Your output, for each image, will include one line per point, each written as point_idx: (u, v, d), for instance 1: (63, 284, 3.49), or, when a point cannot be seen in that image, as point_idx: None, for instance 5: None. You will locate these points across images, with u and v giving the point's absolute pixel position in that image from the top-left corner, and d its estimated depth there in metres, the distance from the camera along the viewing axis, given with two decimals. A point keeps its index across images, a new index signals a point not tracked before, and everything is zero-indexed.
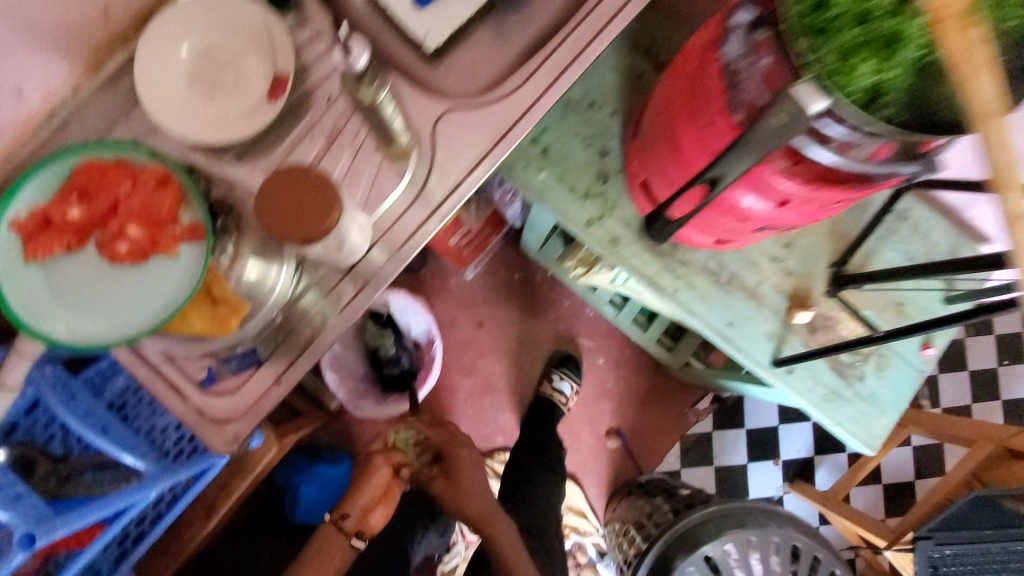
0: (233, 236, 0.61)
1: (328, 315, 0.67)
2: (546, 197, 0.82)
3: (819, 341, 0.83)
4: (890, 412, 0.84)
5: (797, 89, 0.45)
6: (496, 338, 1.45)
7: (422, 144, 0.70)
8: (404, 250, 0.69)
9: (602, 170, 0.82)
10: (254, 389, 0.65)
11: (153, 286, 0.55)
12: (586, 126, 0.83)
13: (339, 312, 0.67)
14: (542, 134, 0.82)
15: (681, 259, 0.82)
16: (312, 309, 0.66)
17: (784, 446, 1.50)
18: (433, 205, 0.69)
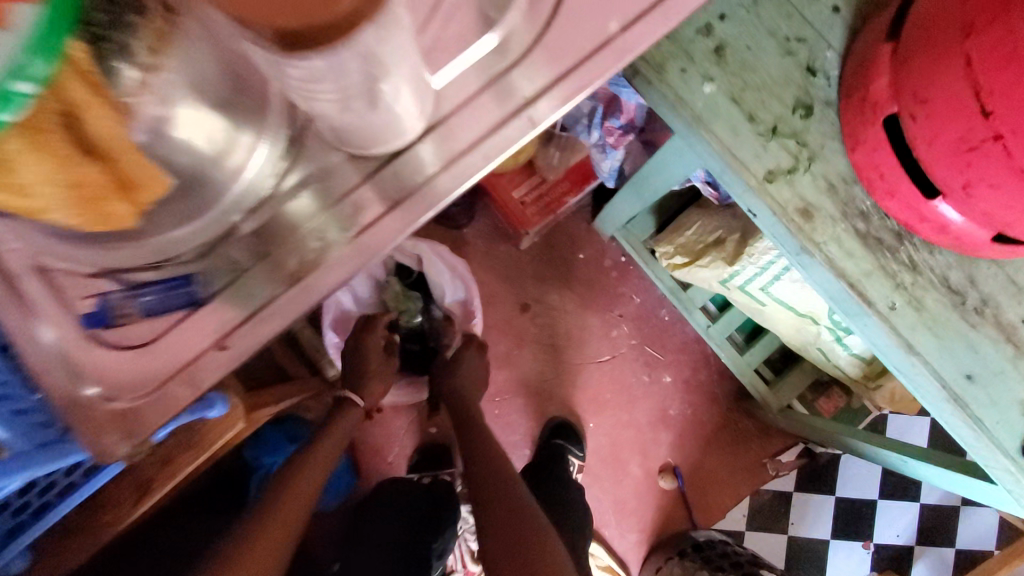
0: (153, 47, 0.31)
1: (331, 239, 0.39)
2: (705, 125, 0.51)
3: None
4: None
5: None
6: (543, 327, 1.15)
7: None
8: (472, 154, 0.40)
9: (806, 95, 0.51)
10: (177, 347, 0.38)
11: None
12: (790, 22, 0.51)
13: (350, 238, 0.39)
14: (715, 23, 0.51)
15: (905, 261, 0.50)
16: (303, 224, 0.40)
17: (880, 528, 1.16)
18: (535, 86, 0.40)
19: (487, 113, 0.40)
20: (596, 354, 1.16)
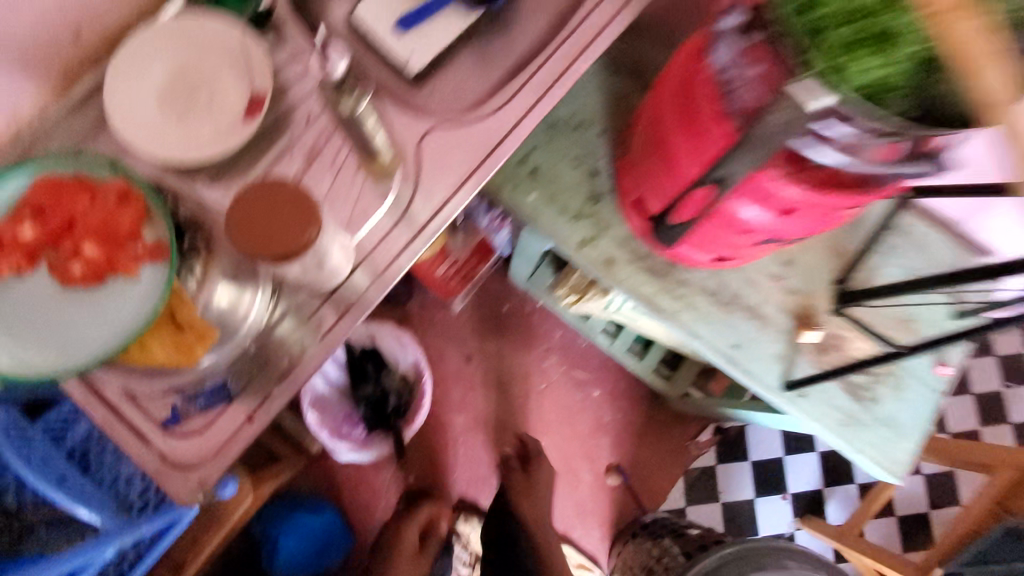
0: (202, 257, 0.59)
1: (307, 345, 0.62)
2: (536, 220, 0.79)
3: (829, 362, 0.77)
4: (913, 437, 0.76)
5: (795, 87, 0.45)
6: (487, 372, 1.39)
7: (406, 163, 0.67)
8: (388, 273, 0.65)
9: (595, 189, 0.79)
10: (223, 428, 0.60)
11: (108, 310, 0.53)
12: (574, 146, 0.80)
13: (319, 341, 0.62)
14: (530, 154, 0.80)
15: (679, 279, 0.78)
16: (289, 338, 0.62)
17: (792, 478, 1.42)
18: (417, 226, 0.66)
19: (396, 243, 0.65)
20: (535, 385, 1.40)
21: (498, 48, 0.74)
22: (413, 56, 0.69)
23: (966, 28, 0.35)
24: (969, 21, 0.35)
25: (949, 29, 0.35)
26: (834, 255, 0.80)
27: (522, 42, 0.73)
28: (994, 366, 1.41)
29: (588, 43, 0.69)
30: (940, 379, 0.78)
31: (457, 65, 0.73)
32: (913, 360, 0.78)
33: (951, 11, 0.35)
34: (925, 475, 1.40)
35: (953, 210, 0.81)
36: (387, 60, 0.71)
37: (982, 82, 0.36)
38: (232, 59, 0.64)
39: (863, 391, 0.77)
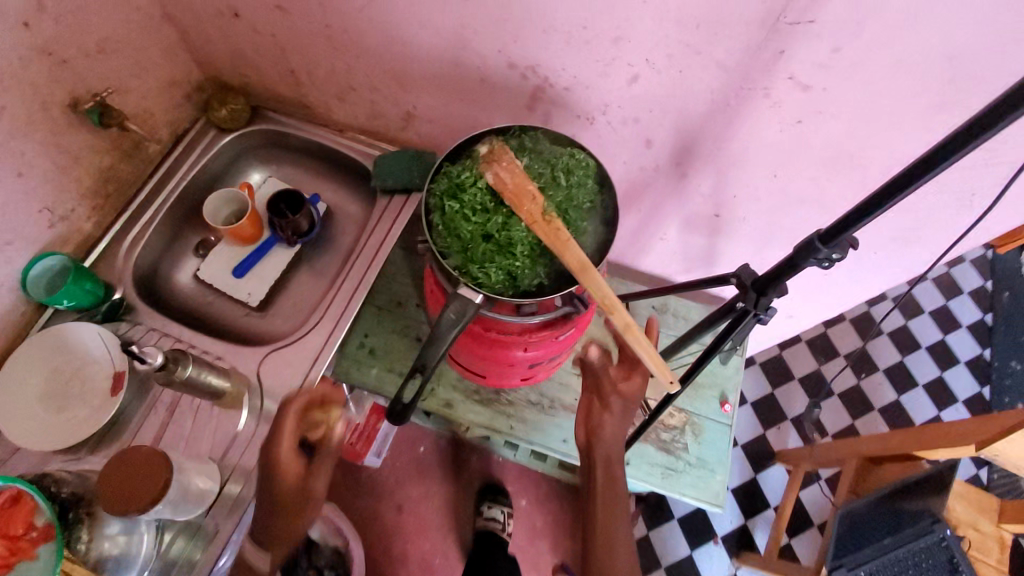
0: (87, 521, 0.72)
1: (197, 554, 0.75)
2: (382, 389, 0.96)
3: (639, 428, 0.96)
4: (723, 468, 0.94)
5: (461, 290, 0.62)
6: (419, 516, 1.47)
7: (250, 387, 0.85)
8: (256, 471, 0.80)
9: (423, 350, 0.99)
10: None
11: None
12: (399, 322, 1.01)
13: (207, 547, 0.76)
14: (365, 338, 0.99)
15: (507, 401, 0.97)
16: (181, 556, 0.75)
17: (717, 523, 1.54)
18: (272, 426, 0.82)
19: (259, 444, 0.81)
20: (470, 509, 1.48)
21: (317, 266, 1.03)
22: (252, 293, 0.98)
23: (550, 228, 0.61)
24: (551, 223, 0.61)
25: (541, 231, 0.61)
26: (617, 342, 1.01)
27: (334, 261, 1.04)
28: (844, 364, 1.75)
29: (374, 255, 0.95)
30: (727, 414, 0.98)
31: (288, 290, 1.01)
32: (702, 405, 0.98)
33: (539, 221, 0.61)
34: (821, 479, 1.58)
35: (697, 282, 1.08)
36: (234, 301, 0.99)
37: (570, 252, 0.60)
38: (91, 352, 0.82)
39: (672, 445, 0.95)
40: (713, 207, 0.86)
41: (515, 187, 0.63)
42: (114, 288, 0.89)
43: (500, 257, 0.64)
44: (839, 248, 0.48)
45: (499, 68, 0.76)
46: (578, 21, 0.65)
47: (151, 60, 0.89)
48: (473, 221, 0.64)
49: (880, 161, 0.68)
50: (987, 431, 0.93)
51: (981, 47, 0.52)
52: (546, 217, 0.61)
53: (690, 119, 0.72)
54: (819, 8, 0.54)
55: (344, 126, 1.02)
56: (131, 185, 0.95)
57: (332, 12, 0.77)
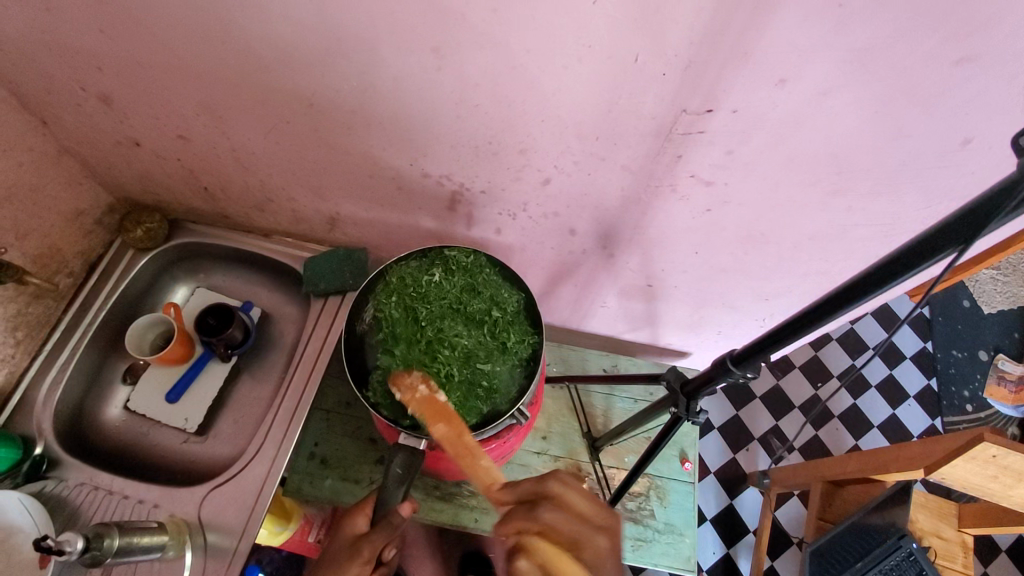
0: None
1: None
2: (340, 500, 0.87)
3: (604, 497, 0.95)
4: (690, 531, 0.95)
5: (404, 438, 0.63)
6: None
7: (193, 534, 0.82)
8: None
9: (381, 451, 0.90)
10: None
11: None
12: (350, 424, 0.92)
13: None
14: (315, 448, 0.90)
15: (471, 492, 0.94)
16: None
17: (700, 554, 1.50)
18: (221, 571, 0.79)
19: None
20: None
21: (255, 377, 0.99)
22: (189, 419, 0.94)
23: (467, 447, 0.60)
24: (466, 434, 0.60)
25: (462, 447, 0.60)
26: (572, 412, 1.00)
27: (274, 372, 0.99)
28: (799, 375, 1.72)
29: (313, 367, 0.93)
30: (688, 473, 0.98)
31: (228, 409, 0.97)
32: (664, 468, 0.98)
33: (454, 427, 0.60)
34: (793, 496, 1.58)
35: (642, 338, 1.08)
36: (171, 429, 0.94)
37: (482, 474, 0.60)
38: (14, 519, 0.77)
39: (639, 513, 0.95)
40: (645, 278, 0.87)
41: (430, 408, 0.61)
42: (34, 443, 0.85)
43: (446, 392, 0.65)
44: (751, 368, 0.48)
45: (414, 179, 0.75)
46: (481, 138, 0.64)
47: (52, 197, 0.85)
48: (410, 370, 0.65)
49: (788, 236, 0.71)
50: (933, 457, 0.96)
51: (863, 149, 0.55)
52: (459, 439, 0.60)
53: (606, 211, 0.72)
54: (706, 122, 0.55)
55: (268, 231, 0.99)
56: (45, 324, 0.91)
57: (236, 139, 0.76)
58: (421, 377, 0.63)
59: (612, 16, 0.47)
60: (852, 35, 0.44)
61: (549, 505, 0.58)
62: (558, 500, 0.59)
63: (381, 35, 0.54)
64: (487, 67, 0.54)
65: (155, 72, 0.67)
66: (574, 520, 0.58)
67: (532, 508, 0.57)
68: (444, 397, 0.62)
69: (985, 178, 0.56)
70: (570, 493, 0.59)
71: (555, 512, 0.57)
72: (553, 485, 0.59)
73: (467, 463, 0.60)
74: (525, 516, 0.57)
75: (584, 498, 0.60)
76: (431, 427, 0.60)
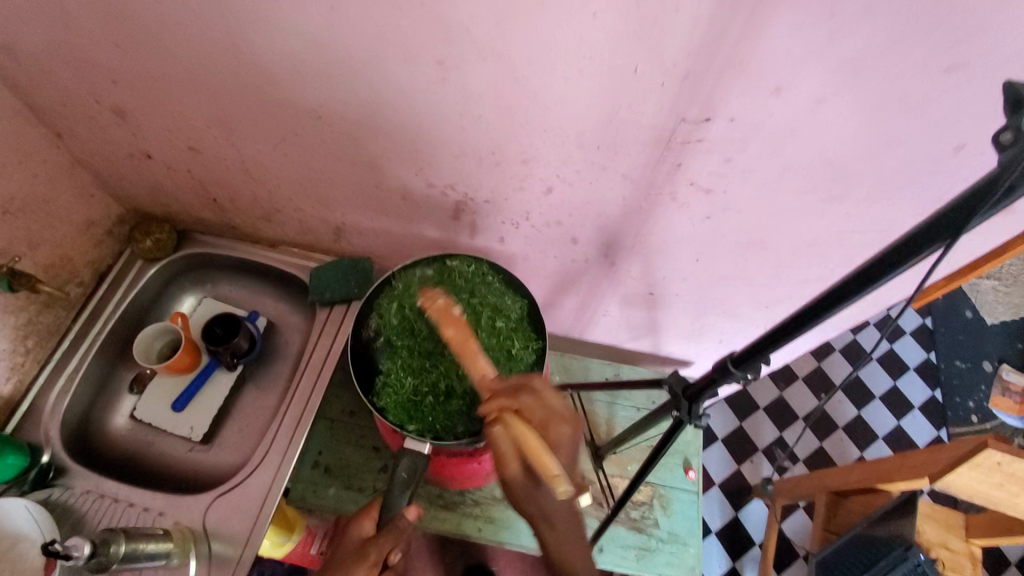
0: None
1: None
2: (343, 508, 0.87)
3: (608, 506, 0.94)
4: (695, 540, 0.94)
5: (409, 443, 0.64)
6: None
7: (197, 542, 0.82)
8: None
9: (384, 459, 0.90)
10: None
11: None
12: (354, 433, 0.92)
13: None
14: (319, 455, 0.91)
15: (474, 501, 0.94)
16: None
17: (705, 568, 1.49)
18: None
19: None
20: None
21: (259, 386, 1.00)
22: (194, 427, 0.95)
23: (467, 345, 0.62)
24: (472, 343, 0.63)
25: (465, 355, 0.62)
26: (575, 421, 1.00)
27: (278, 382, 1.00)
28: (802, 386, 1.72)
29: (318, 376, 0.94)
30: (692, 482, 0.98)
31: (232, 418, 0.97)
32: (667, 477, 0.98)
33: (461, 330, 0.63)
34: (799, 508, 1.57)
35: (645, 347, 1.09)
36: (176, 438, 0.95)
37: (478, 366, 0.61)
38: (19, 526, 0.77)
39: (643, 522, 0.95)
40: (646, 286, 0.88)
41: (440, 310, 0.65)
42: (41, 450, 0.86)
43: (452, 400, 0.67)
44: (750, 369, 0.49)
45: (419, 189, 0.76)
46: (485, 148, 0.66)
47: (64, 208, 0.87)
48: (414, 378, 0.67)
49: (787, 243, 0.72)
50: (937, 466, 0.96)
51: (858, 156, 0.56)
52: (462, 341, 0.63)
53: (608, 220, 0.74)
54: (703, 131, 0.57)
55: (274, 241, 1.00)
56: (54, 333, 0.92)
57: (245, 150, 0.78)
58: (442, 295, 0.66)
59: (612, 27, 0.48)
60: (843, 45, 0.46)
61: (530, 393, 0.59)
62: (536, 392, 0.60)
63: (388, 48, 0.56)
64: (490, 78, 0.56)
65: (168, 85, 0.69)
66: (546, 407, 0.59)
67: (516, 389, 0.60)
68: (458, 310, 0.65)
69: (978, 184, 0.57)
70: (548, 392, 0.61)
71: (537, 401, 0.59)
72: (536, 382, 0.62)
73: (466, 359, 0.62)
74: (508, 396, 0.59)
75: (560, 399, 0.61)
76: (442, 331, 0.63)
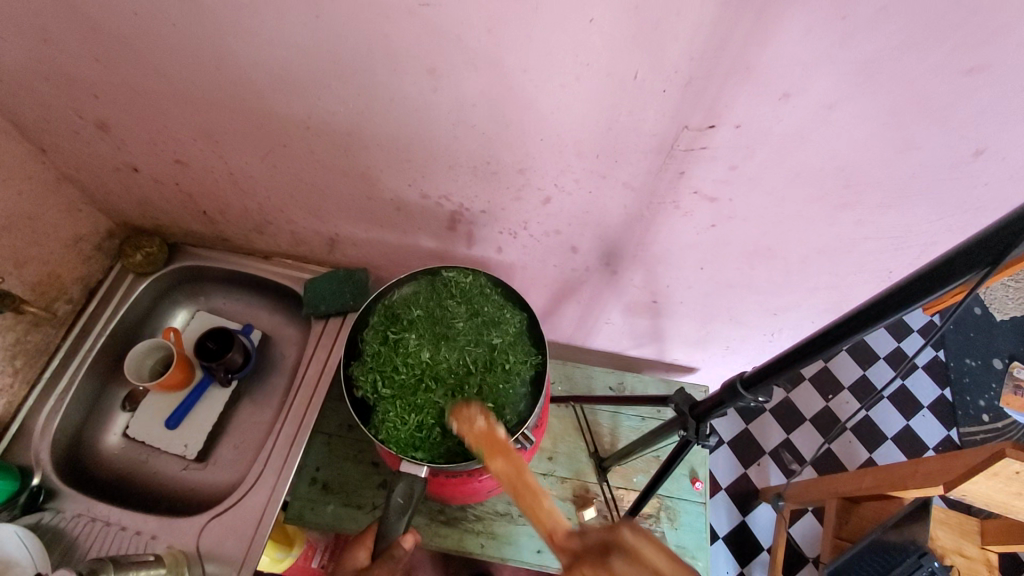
0: None
1: None
2: (341, 527, 0.84)
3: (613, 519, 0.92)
4: (704, 553, 0.92)
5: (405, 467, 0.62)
6: None
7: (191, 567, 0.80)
8: None
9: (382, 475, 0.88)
10: None
11: None
12: (352, 447, 0.89)
13: None
14: (317, 472, 0.87)
15: (476, 515, 0.92)
16: None
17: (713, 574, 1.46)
18: None
19: None
20: None
21: (254, 401, 0.97)
22: (188, 445, 0.93)
23: (530, 488, 0.56)
24: (530, 478, 0.57)
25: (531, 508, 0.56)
26: (578, 431, 0.98)
27: (274, 397, 0.98)
28: (809, 387, 1.69)
29: (314, 392, 0.92)
30: (699, 493, 0.96)
31: (227, 435, 0.95)
32: (674, 489, 0.96)
33: (513, 458, 0.57)
34: (807, 512, 1.54)
35: (649, 354, 1.06)
36: (171, 456, 0.93)
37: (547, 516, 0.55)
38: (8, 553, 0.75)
39: None
40: (649, 294, 0.85)
41: (488, 438, 0.58)
42: (32, 473, 0.84)
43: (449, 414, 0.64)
44: (763, 392, 0.47)
45: (413, 200, 0.74)
46: (479, 158, 0.63)
47: (51, 224, 0.85)
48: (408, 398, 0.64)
49: (796, 250, 0.69)
50: (953, 474, 0.93)
51: (872, 162, 0.53)
52: (523, 480, 0.57)
53: (609, 229, 0.71)
54: (708, 138, 0.54)
55: (268, 253, 0.98)
56: (45, 352, 0.90)
57: (233, 163, 0.75)
58: (480, 411, 0.60)
59: (610, 33, 0.46)
60: (857, 48, 0.43)
61: (620, 555, 0.49)
62: (632, 551, 0.49)
63: (375, 58, 0.53)
64: (483, 86, 0.54)
65: (151, 99, 0.67)
66: (646, 573, 0.47)
67: (601, 556, 0.50)
68: (502, 431, 0.59)
69: (997, 188, 0.55)
70: (644, 545, 0.49)
71: (630, 566, 0.48)
72: (624, 532, 0.50)
73: (524, 504, 0.56)
74: (595, 563, 0.50)
75: (661, 554, 0.48)
76: (490, 462, 0.58)
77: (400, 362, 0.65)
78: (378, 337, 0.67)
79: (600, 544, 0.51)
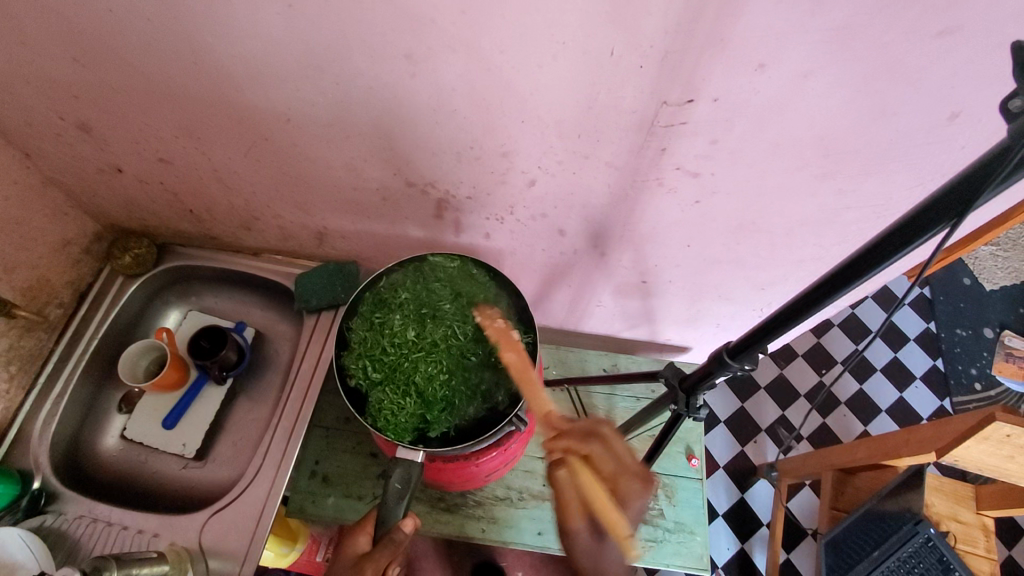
0: None
1: None
2: (342, 518, 0.86)
3: None
4: (702, 528, 0.93)
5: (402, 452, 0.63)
6: None
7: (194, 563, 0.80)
8: None
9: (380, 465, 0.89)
10: None
11: None
12: (349, 439, 0.91)
13: None
14: (316, 465, 0.89)
15: (477, 501, 0.93)
16: None
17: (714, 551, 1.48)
18: None
19: None
20: None
21: (250, 398, 0.98)
22: (187, 443, 0.93)
23: (525, 373, 0.61)
24: (531, 371, 0.61)
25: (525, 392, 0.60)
26: (574, 414, 0.99)
27: (270, 393, 0.98)
28: (803, 363, 1.70)
29: (309, 385, 0.92)
30: (695, 470, 0.97)
31: (225, 432, 0.95)
32: (670, 467, 0.97)
33: (517, 350, 0.62)
34: (806, 486, 1.56)
35: (641, 335, 1.07)
36: (169, 455, 0.93)
37: (537, 398, 0.60)
38: (11, 557, 0.76)
39: (648, 514, 0.94)
40: (639, 275, 0.86)
41: (500, 335, 0.64)
42: (31, 477, 0.84)
43: (437, 391, 0.64)
44: (748, 360, 0.47)
45: (399, 189, 0.74)
46: (462, 143, 0.63)
47: (37, 229, 0.84)
48: (397, 380, 0.64)
49: (780, 224, 0.70)
50: (945, 439, 0.94)
51: (849, 130, 0.54)
52: (524, 373, 0.61)
53: (595, 210, 0.71)
54: (687, 113, 0.54)
55: (257, 250, 0.98)
56: (37, 357, 0.90)
57: (217, 159, 0.75)
58: (501, 314, 0.66)
59: (585, 10, 0.46)
60: (829, 15, 0.43)
61: (601, 442, 0.56)
62: (609, 441, 0.57)
63: (352, 45, 0.53)
64: (461, 69, 0.54)
65: (131, 97, 0.67)
66: (621, 465, 0.56)
67: (585, 436, 0.57)
68: (516, 333, 0.64)
69: (974, 152, 0.55)
70: (619, 441, 0.57)
71: (608, 452, 0.56)
72: (605, 428, 0.58)
73: (524, 386, 0.60)
74: (578, 439, 0.56)
75: (632, 456, 0.57)
76: (503, 353, 0.62)
77: (388, 344, 0.66)
78: (365, 322, 0.68)
79: (584, 429, 0.58)
